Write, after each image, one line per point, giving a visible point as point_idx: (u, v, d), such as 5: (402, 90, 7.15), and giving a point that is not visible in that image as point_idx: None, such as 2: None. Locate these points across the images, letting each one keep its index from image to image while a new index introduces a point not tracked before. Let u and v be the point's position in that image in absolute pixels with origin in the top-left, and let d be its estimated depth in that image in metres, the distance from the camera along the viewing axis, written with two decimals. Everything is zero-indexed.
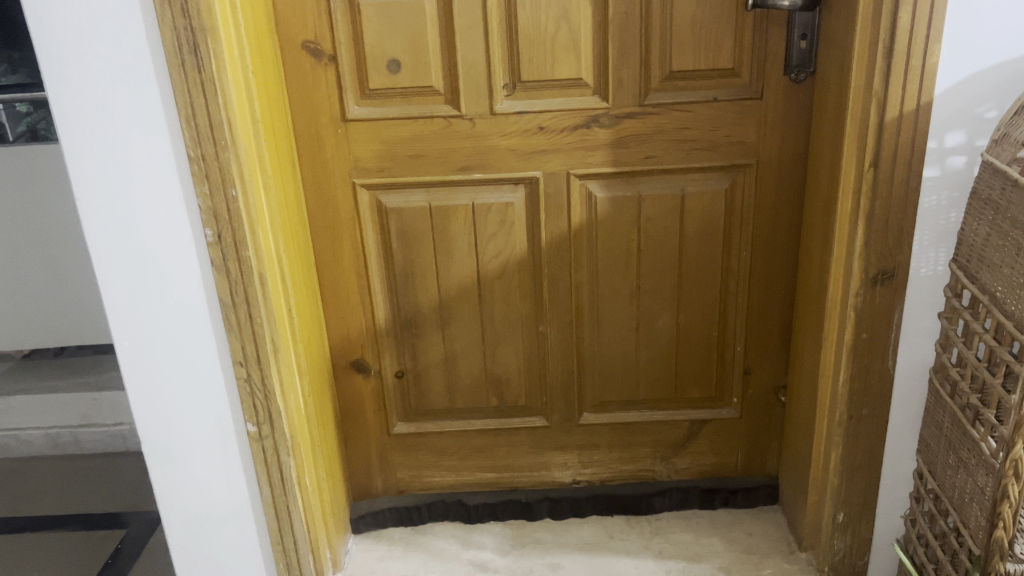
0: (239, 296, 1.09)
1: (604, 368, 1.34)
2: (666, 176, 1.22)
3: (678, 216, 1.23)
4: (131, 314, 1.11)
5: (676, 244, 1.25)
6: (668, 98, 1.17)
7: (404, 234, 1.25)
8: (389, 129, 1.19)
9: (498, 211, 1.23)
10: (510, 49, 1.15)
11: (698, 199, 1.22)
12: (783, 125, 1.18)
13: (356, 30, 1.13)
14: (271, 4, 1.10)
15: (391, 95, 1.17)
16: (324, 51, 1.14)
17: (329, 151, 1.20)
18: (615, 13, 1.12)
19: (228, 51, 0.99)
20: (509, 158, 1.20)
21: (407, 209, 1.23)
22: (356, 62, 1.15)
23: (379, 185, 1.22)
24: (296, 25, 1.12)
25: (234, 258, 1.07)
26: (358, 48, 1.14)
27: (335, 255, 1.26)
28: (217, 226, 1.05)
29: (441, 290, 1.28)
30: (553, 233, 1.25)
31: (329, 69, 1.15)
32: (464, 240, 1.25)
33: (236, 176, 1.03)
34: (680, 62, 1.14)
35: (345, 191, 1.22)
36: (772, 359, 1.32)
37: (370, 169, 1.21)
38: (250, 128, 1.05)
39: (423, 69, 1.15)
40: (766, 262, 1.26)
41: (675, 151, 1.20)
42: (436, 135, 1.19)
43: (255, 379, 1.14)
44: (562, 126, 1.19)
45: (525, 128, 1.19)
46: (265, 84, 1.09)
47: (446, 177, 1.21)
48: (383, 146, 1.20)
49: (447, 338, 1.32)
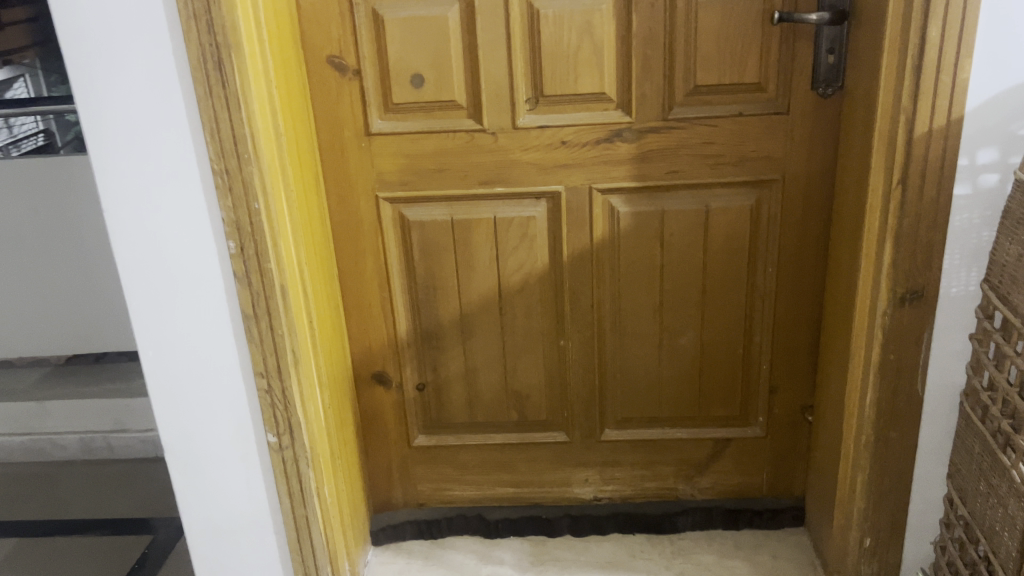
0: (260, 307, 1.10)
1: (626, 384, 1.32)
2: (689, 191, 1.20)
3: (702, 231, 1.22)
4: (156, 326, 1.13)
5: (700, 259, 1.23)
6: (692, 113, 1.16)
7: (426, 247, 1.25)
8: (411, 142, 1.19)
9: (519, 225, 1.23)
10: (533, 63, 1.14)
11: (722, 214, 1.20)
12: (811, 140, 1.16)
13: (379, 44, 1.14)
14: (296, 20, 1.11)
15: (413, 109, 1.17)
16: (348, 65, 1.15)
17: (352, 165, 1.21)
18: (639, 27, 1.11)
19: (252, 65, 1.01)
20: (531, 172, 1.20)
21: (429, 222, 1.23)
22: (380, 77, 1.16)
23: (402, 198, 1.22)
24: (321, 40, 1.13)
25: (256, 270, 1.08)
26: (381, 62, 1.15)
27: (357, 267, 1.26)
28: (240, 238, 1.07)
29: (462, 304, 1.28)
30: (576, 247, 1.24)
31: (353, 83, 1.16)
32: (486, 253, 1.25)
33: (259, 189, 1.04)
34: (705, 76, 1.13)
35: (368, 204, 1.22)
36: (798, 378, 1.29)
37: (393, 182, 1.21)
38: (273, 142, 1.06)
39: (446, 83, 1.15)
40: (793, 279, 1.24)
41: (700, 165, 1.18)
42: (459, 148, 1.19)
43: (275, 390, 1.15)
44: (585, 141, 1.18)
45: (548, 142, 1.18)
46: (288, 97, 1.09)
47: (468, 190, 1.21)
48: (406, 160, 1.20)
49: (468, 352, 1.31)
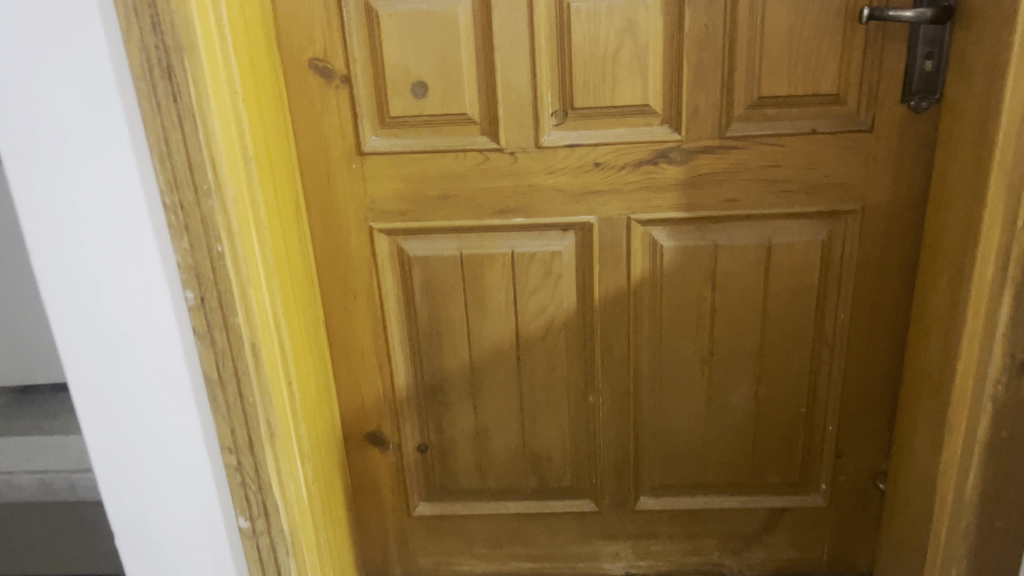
0: (226, 370, 0.89)
1: (666, 447, 1.12)
2: (748, 223, 1.00)
3: (761, 271, 1.01)
4: (101, 391, 0.92)
5: (758, 303, 1.03)
6: (754, 130, 0.95)
7: (430, 288, 1.04)
8: (412, 164, 0.99)
9: (542, 262, 1.03)
10: (561, 69, 0.93)
11: (787, 251, 1.00)
12: (898, 164, 0.95)
13: (373, 45, 0.94)
14: (270, 16, 0.91)
15: (414, 124, 0.97)
16: (335, 70, 0.95)
17: (340, 190, 1.00)
18: (692, 26, 0.90)
19: (211, 73, 0.80)
20: (557, 201, 1.00)
21: (433, 258, 1.03)
22: (374, 85, 0.95)
23: (400, 230, 1.02)
24: (302, 38, 0.93)
25: (220, 326, 0.87)
26: (375, 68, 0.95)
27: (347, 311, 1.06)
28: (200, 287, 0.86)
29: (472, 353, 1.08)
30: (608, 288, 1.04)
31: (341, 91, 0.95)
32: (502, 295, 1.05)
33: (223, 229, 0.84)
34: (771, 86, 0.92)
35: (360, 236, 1.02)
36: (869, 441, 1.09)
37: (390, 211, 1.01)
38: (241, 169, 0.85)
39: (455, 93, 0.95)
40: (868, 327, 1.03)
41: (761, 193, 0.97)
42: (469, 171, 0.99)
43: (247, 467, 0.94)
44: (622, 163, 0.97)
45: (577, 164, 0.98)
46: (259, 110, 0.88)
47: (480, 221, 1.01)
48: (406, 184, 1.00)
49: (479, 408, 1.10)
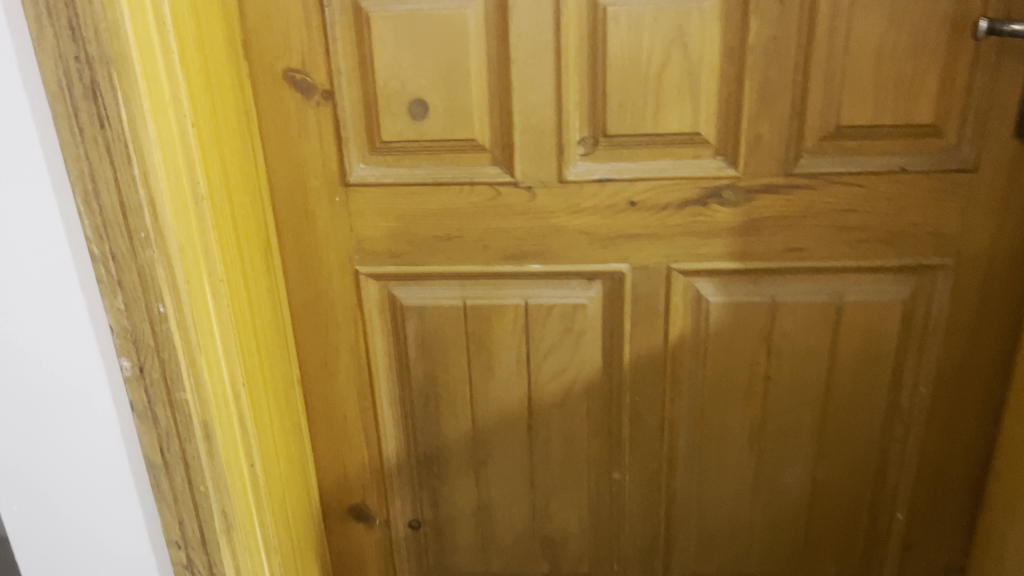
0: (172, 453, 0.72)
1: (702, 532, 0.95)
2: (814, 277, 0.82)
3: (827, 333, 0.84)
4: (18, 475, 0.74)
5: (822, 371, 0.86)
6: (829, 166, 0.77)
7: (427, 343, 0.87)
8: (407, 198, 0.81)
9: (562, 316, 0.85)
10: (592, 88, 0.76)
11: (860, 311, 0.83)
12: (1003, 212, 0.78)
13: (363, 54, 0.76)
14: (234, 18, 0.74)
15: (412, 150, 0.80)
16: (316, 83, 0.77)
17: (320, 227, 0.83)
18: (758, 38, 0.73)
19: (150, 94, 0.62)
20: (582, 245, 0.82)
21: (432, 308, 0.86)
22: (363, 103, 0.78)
23: (392, 275, 0.84)
24: (274, 44, 0.76)
25: (163, 403, 0.70)
26: (365, 82, 0.77)
27: (327, 367, 0.89)
28: (138, 355, 0.68)
29: (475, 421, 0.91)
30: (641, 348, 0.86)
31: (322, 109, 0.78)
32: (512, 353, 0.87)
33: (166, 287, 0.66)
34: (853, 114, 0.75)
35: (343, 281, 0.85)
36: (946, 533, 0.92)
37: (380, 252, 0.84)
38: (191, 213, 0.68)
39: (463, 114, 0.78)
40: (954, 403, 0.86)
41: (832, 242, 0.80)
42: (477, 208, 0.82)
43: (199, 566, 0.77)
44: (664, 202, 0.80)
45: (609, 203, 0.80)
46: (218, 135, 0.71)
47: (489, 266, 0.84)
48: (401, 222, 0.82)
49: (483, 482, 0.93)
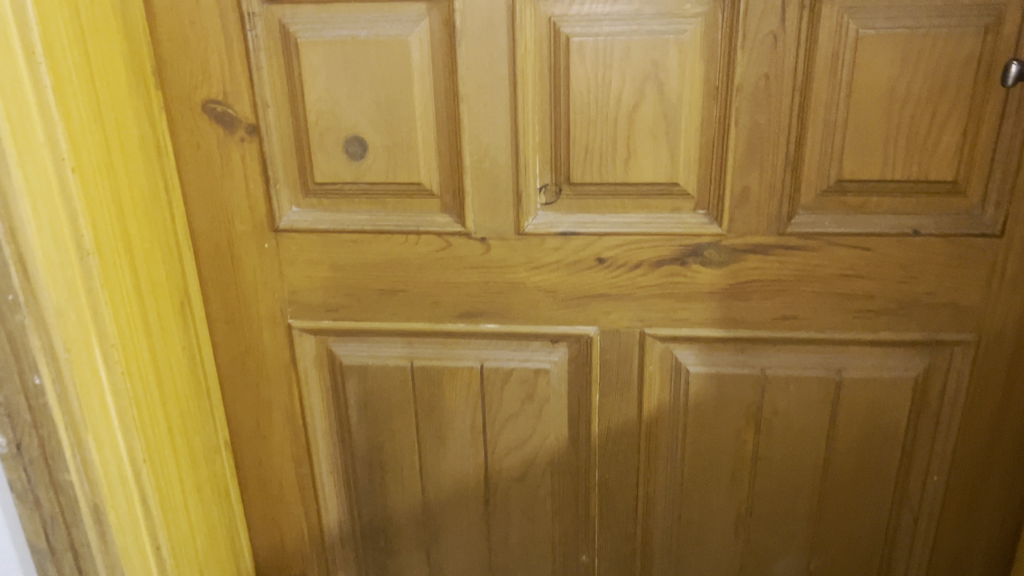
0: (58, 538, 0.63)
1: None
2: (810, 348, 0.71)
3: (825, 413, 0.73)
4: None
5: (818, 454, 0.75)
6: (828, 224, 0.66)
7: (370, 406, 0.77)
8: (345, 247, 0.72)
9: (522, 381, 0.75)
10: (554, 128, 0.66)
11: (863, 389, 0.71)
12: None
13: (293, 85, 0.67)
14: (145, 43, 0.65)
15: (352, 193, 0.70)
16: (240, 116, 0.68)
17: (248, 276, 0.73)
18: (746, 76, 0.63)
19: (12, 131, 0.52)
20: (544, 304, 0.72)
21: (374, 368, 0.76)
22: (294, 140, 0.69)
23: (331, 330, 0.75)
24: (191, 71, 0.67)
25: (45, 483, 0.61)
26: (296, 116, 0.68)
27: (260, 429, 0.79)
28: (12, 430, 0.59)
29: (425, 493, 0.81)
30: (612, 420, 0.76)
31: (247, 146, 0.69)
32: (466, 421, 0.77)
33: (42, 354, 0.57)
34: (856, 165, 0.64)
35: (275, 335, 0.76)
36: None
37: (316, 305, 0.74)
38: (74, 268, 0.58)
39: (408, 155, 0.68)
40: (972, 495, 0.74)
41: (831, 310, 0.69)
42: (424, 260, 0.71)
43: None
44: (637, 260, 0.69)
45: (574, 259, 0.70)
46: (113, 178, 0.61)
47: (438, 324, 0.73)
48: (338, 273, 0.73)
49: (435, 559, 0.83)
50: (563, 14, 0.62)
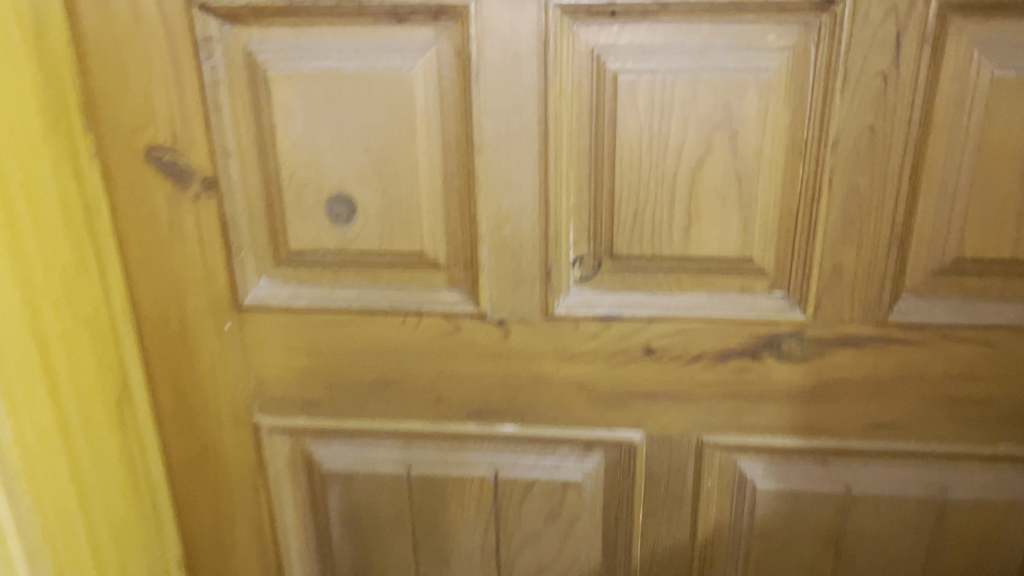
0: None
1: None
2: (907, 462, 0.57)
3: (922, 540, 0.58)
4: None
5: None
6: (940, 314, 0.52)
7: (357, 519, 0.63)
8: (329, 329, 0.57)
9: (546, 495, 0.60)
10: (596, 188, 0.52)
11: (974, 514, 0.57)
12: None
13: (262, 130, 0.53)
14: (69, 77, 0.51)
15: (338, 264, 0.56)
16: (194, 167, 0.53)
17: (204, 363, 0.59)
18: (844, 128, 0.49)
19: None
20: (576, 404, 0.57)
21: (361, 475, 0.61)
22: (263, 197, 0.54)
23: (308, 429, 0.60)
24: (131, 111, 0.52)
25: None
26: (266, 168, 0.54)
27: (221, 546, 0.64)
28: None
29: None
30: (656, 543, 0.61)
31: (203, 204, 0.54)
32: (475, 540, 0.62)
33: None
34: (979, 242, 0.51)
35: (238, 435, 0.61)
36: None
37: (291, 398, 0.60)
38: None
39: (409, 219, 0.54)
40: None
41: (937, 418, 0.55)
42: (427, 347, 0.57)
43: None
44: (696, 352, 0.55)
45: (616, 349, 0.55)
46: (18, 252, 0.47)
47: (442, 425, 0.59)
48: (318, 361, 0.58)
49: None
50: (609, 45, 0.49)
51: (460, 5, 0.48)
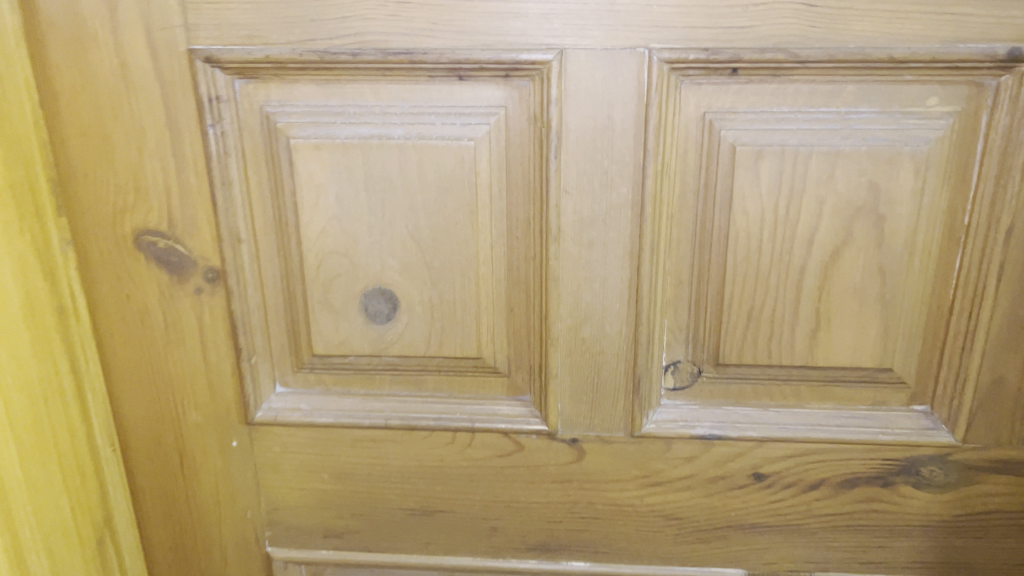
0: None
1: None
2: None
3: None
4: None
5: None
6: None
7: None
8: (360, 447, 0.46)
9: None
10: (698, 283, 0.42)
11: None
12: None
13: (281, 210, 0.42)
14: (36, 148, 0.40)
15: (373, 370, 0.45)
16: (195, 255, 0.43)
17: (204, 486, 0.48)
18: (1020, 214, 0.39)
19: None
20: (663, 536, 0.47)
21: None
22: (282, 290, 0.44)
23: (331, 563, 0.49)
24: (116, 188, 0.42)
25: None
26: (285, 256, 0.43)
27: None
28: None
29: None
30: None
31: (205, 299, 0.44)
32: None
33: None
34: None
35: (245, 569, 0.50)
36: None
37: (311, 527, 0.49)
38: None
39: (463, 317, 0.43)
40: None
41: None
42: (480, 468, 0.46)
43: None
44: (814, 477, 0.45)
45: (715, 473, 0.45)
46: None
47: (497, 560, 0.48)
48: (347, 484, 0.47)
49: None
50: (725, 110, 0.39)
51: (539, 61, 0.38)
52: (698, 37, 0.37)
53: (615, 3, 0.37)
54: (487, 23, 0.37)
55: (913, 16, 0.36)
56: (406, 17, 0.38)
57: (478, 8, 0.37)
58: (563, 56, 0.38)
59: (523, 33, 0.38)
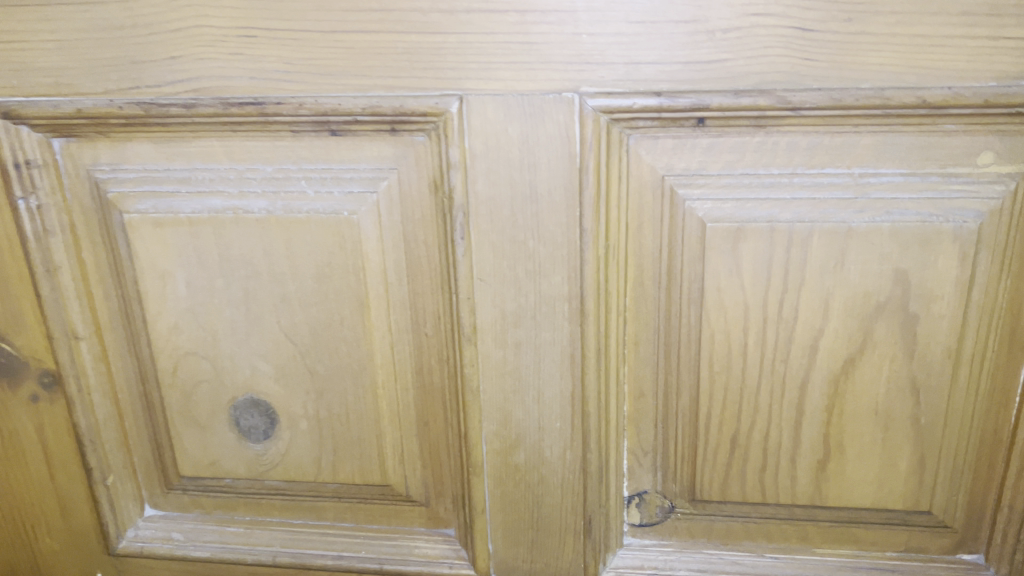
0: None
1: None
2: None
3: None
4: None
5: None
6: None
7: None
8: None
9: None
10: (666, 397, 0.32)
11: None
12: None
13: (125, 301, 0.33)
14: None
15: (257, 494, 0.36)
16: (24, 356, 0.34)
17: None
18: None
19: None
20: None
21: None
22: (138, 397, 0.35)
23: None
24: None
25: None
26: (137, 357, 0.34)
27: None
28: None
29: None
30: None
31: (44, 408, 0.35)
32: None
33: None
34: None
35: None
36: None
37: None
38: None
39: (361, 434, 0.34)
40: None
41: None
42: None
43: None
44: None
45: None
46: None
47: None
48: None
49: None
50: (691, 172, 0.28)
51: (431, 111, 0.28)
52: (646, 76, 0.27)
53: (530, 31, 0.27)
54: (357, 62, 0.28)
55: (954, 42, 0.25)
56: (251, 56, 0.28)
57: (345, 41, 0.27)
58: (463, 104, 0.28)
59: (408, 74, 0.28)
